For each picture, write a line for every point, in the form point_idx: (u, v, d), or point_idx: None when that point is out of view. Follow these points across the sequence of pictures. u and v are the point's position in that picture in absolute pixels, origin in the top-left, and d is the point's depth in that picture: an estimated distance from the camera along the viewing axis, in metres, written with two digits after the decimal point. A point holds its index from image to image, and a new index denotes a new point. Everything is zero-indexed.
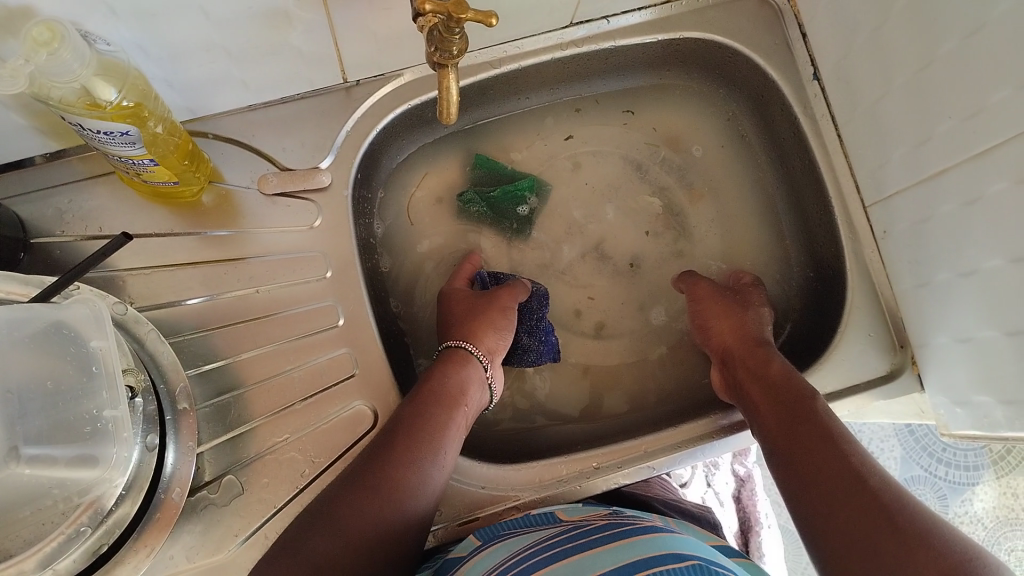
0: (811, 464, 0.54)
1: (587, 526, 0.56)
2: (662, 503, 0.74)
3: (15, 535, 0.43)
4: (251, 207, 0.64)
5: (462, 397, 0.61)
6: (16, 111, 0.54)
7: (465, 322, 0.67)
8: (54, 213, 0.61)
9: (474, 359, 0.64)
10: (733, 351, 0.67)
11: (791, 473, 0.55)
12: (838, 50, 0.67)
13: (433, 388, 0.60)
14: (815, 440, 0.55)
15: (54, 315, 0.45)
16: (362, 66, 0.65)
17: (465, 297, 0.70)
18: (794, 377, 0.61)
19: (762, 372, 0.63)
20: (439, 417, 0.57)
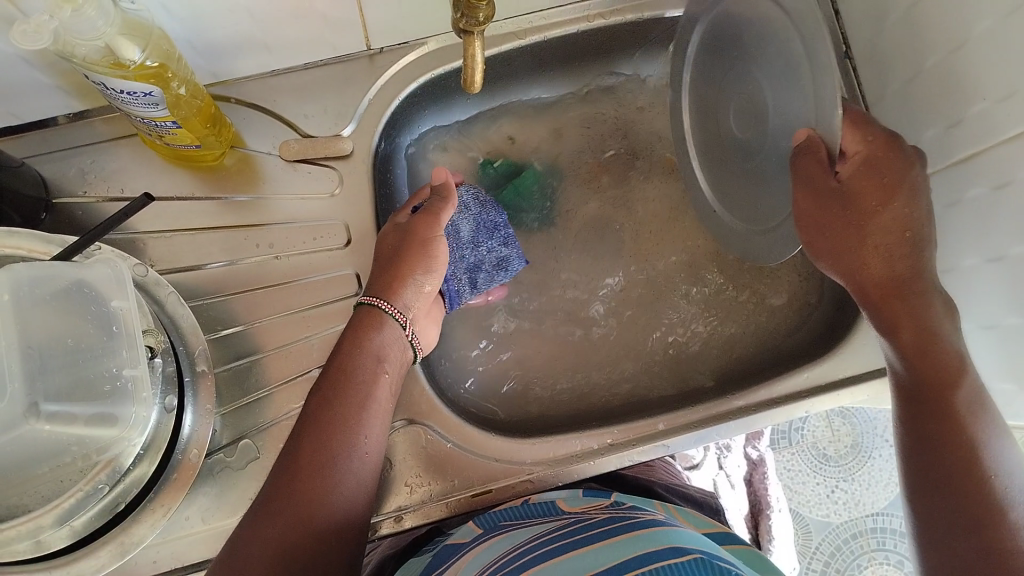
0: (927, 473, 0.51)
1: (586, 521, 0.56)
2: (665, 489, 0.74)
3: (33, 492, 0.44)
4: (273, 172, 0.64)
5: (381, 369, 0.56)
6: (41, 70, 0.54)
7: (385, 270, 0.59)
8: (77, 173, 0.61)
9: (390, 319, 0.58)
10: (869, 288, 0.54)
11: (915, 464, 0.52)
12: (872, 27, 0.65)
13: (341, 365, 0.55)
14: (940, 444, 0.50)
15: (75, 273, 0.45)
16: (387, 33, 0.64)
17: (392, 233, 0.62)
18: (940, 350, 0.52)
19: (894, 323, 0.53)
20: (348, 401, 0.53)
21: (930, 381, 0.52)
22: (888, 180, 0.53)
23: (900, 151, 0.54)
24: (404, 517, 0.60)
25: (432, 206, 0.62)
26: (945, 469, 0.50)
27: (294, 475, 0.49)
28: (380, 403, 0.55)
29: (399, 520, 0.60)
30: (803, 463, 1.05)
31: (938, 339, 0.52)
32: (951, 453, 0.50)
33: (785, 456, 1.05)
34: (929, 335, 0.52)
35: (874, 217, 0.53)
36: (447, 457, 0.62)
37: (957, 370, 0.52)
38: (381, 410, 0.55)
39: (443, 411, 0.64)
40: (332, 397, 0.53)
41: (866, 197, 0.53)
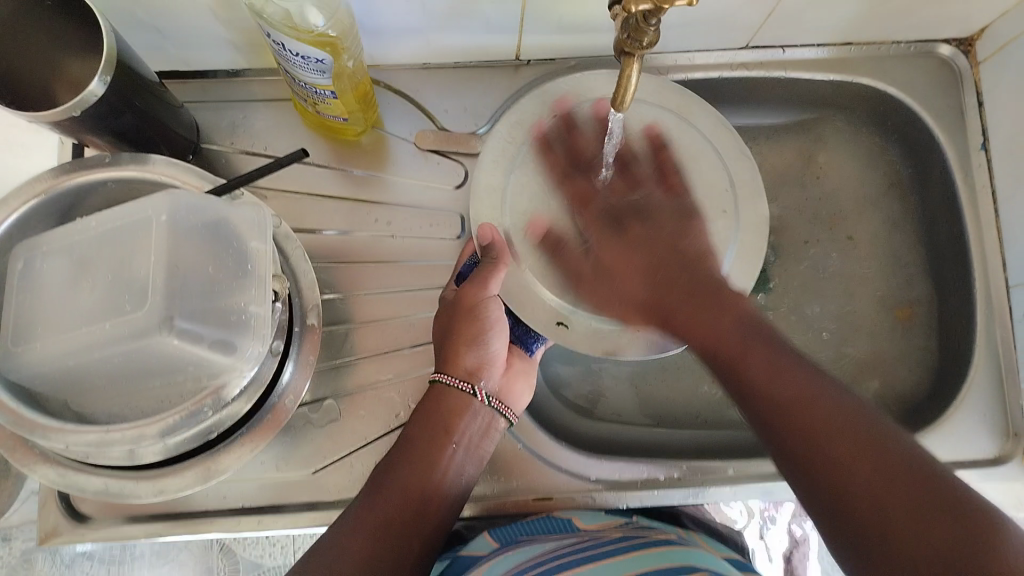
0: (791, 419, 0.44)
1: (601, 539, 0.56)
2: (690, 521, 0.71)
3: (132, 405, 0.48)
4: (402, 155, 0.67)
5: (452, 437, 0.55)
6: (223, 23, 0.58)
7: (442, 343, 0.58)
8: (228, 124, 0.66)
9: (456, 390, 0.56)
10: (660, 301, 0.56)
11: (767, 405, 0.46)
12: (1017, 124, 0.65)
13: (414, 434, 0.55)
14: (779, 374, 0.47)
15: (223, 211, 0.49)
16: (537, 47, 0.67)
17: (442, 310, 0.59)
18: (751, 335, 0.50)
19: (690, 313, 0.53)
20: (418, 465, 0.53)
21: (750, 367, 0.48)
22: (685, 251, 0.58)
23: (612, 222, 0.60)
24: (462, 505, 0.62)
25: (476, 271, 0.58)
26: (790, 437, 0.44)
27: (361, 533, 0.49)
28: (448, 474, 0.54)
29: None
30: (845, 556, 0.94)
31: (724, 319, 0.52)
32: (779, 399, 0.46)
33: (828, 545, 0.93)
34: (697, 285, 0.55)
35: (608, 271, 0.59)
36: (514, 458, 0.63)
37: (799, 388, 0.45)
38: (449, 476, 0.55)
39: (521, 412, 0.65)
40: (416, 455, 0.54)
41: (607, 266, 0.59)
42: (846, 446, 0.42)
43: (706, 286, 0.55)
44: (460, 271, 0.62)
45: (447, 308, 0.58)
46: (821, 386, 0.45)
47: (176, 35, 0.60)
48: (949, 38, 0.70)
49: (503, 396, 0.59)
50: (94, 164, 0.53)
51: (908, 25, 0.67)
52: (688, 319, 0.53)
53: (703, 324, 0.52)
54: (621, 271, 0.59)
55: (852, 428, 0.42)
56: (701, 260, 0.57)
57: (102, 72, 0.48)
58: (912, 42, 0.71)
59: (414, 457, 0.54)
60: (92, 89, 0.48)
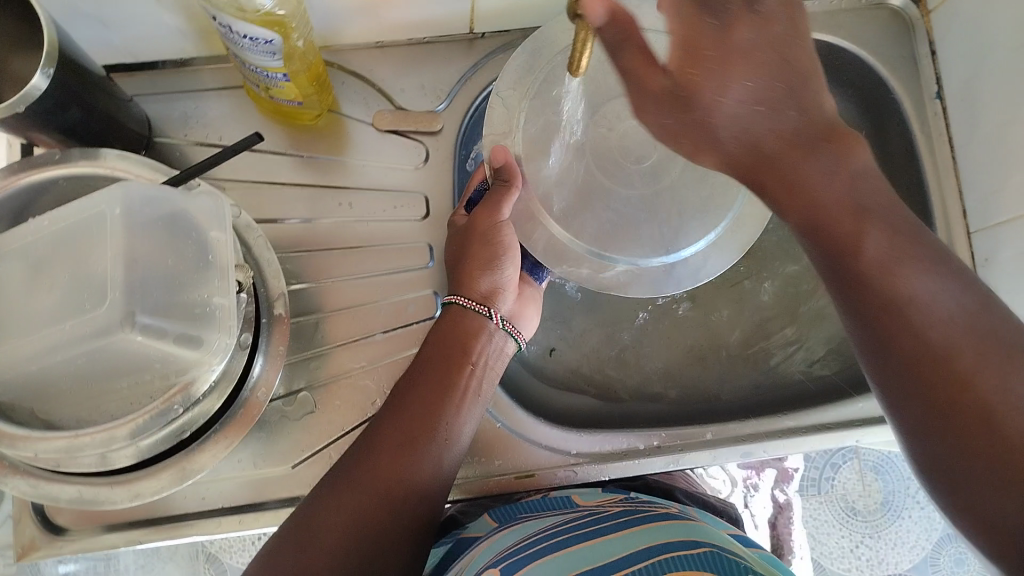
0: (918, 355, 0.44)
1: (605, 513, 0.56)
2: (685, 495, 0.69)
3: (101, 408, 0.47)
4: (362, 139, 0.66)
5: (471, 358, 0.55)
6: (166, 11, 0.57)
7: (455, 265, 0.58)
8: (179, 116, 0.64)
9: (473, 313, 0.56)
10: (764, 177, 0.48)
11: (886, 345, 0.46)
12: (970, 70, 0.66)
13: (433, 354, 0.55)
14: (889, 306, 0.45)
15: (181, 203, 0.47)
16: (491, 18, 0.66)
17: (455, 235, 0.59)
18: (867, 221, 0.46)
19: (811, 203, 0.47)
20: (432, 386, 0.53)
21: (862, 279, 0.46)
22: (803, 138, 0.46)
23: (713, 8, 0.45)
24: None
25: (490, 197, 0.57)
26: (900, 347, 0.45)
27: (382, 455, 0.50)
28: (471, 393, 0.55)
29: None
30: (830, 515, 0.92)
31: (833, 209, 0.46)
32: (894, 319, 0.45)
33: (812, 504, 0.93)
34: (815, 205, 0.47)
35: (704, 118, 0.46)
36: (495, 437, 0.63)
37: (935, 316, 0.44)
38: (472, 398, 0.55)
39: (497, 390, 0.64)
40: (428, 379, 0.54)
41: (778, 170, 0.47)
42: (991, 369, 0.42)
43: (847, 198, 0.47)
44: (469, 197, 0.61)
45: (461, 235, 0.58)
46: (931, 317, 0.44)
47: (120, 24, 0.58)
48: None
49: (516, 320, 0.60)
50: (45, 163, 0.51)
51: None
52: (821, 213, 0.47)
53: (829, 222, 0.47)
54: (721, 88, 0.45)
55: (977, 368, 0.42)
56: (862, 175, 0.47)
57: (44, 65, 0.47)
58: None
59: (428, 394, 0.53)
60: (35, 82, 0.46)
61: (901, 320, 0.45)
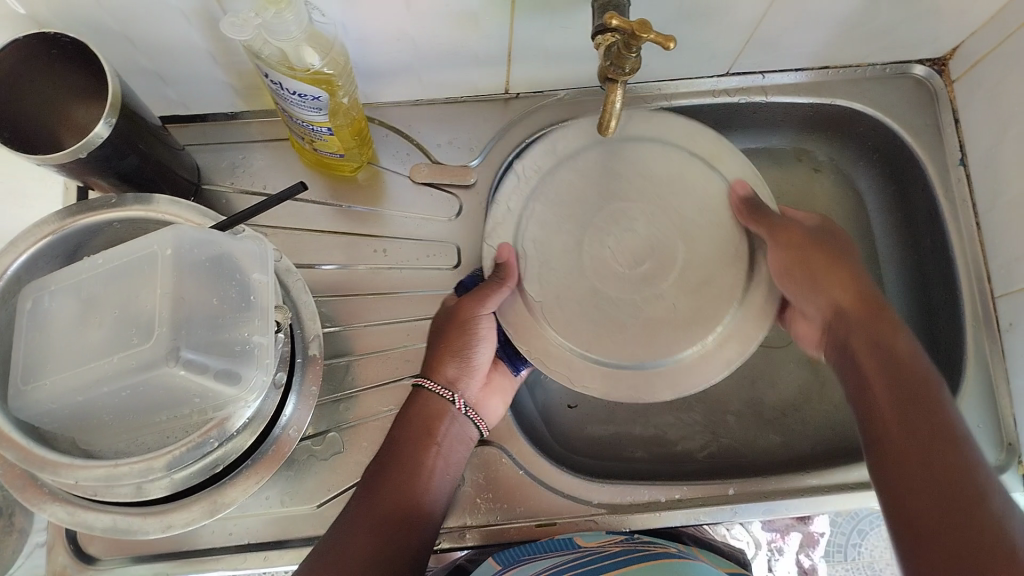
0: (898, 439, 0.50)
1: (602, 554, 0.57)
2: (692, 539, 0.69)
3: (140, 440, 0.50)
4: (398, 190, 0.68)
5: (437, 439, 0.58)
6: (221, 67, 0.60)
7: (432, 347, 0.60)
8: (228, 165, 0.67)
9: (442, 396, 0.59)
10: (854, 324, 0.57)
11: (875, 426, 0.52)
12: (992, 139, 0.67)
13: (400, 434, 0.57)
14: (900, 400, 0.51)
15: (227, 244, 0.50)
16: (526, 80, 0.69)
17: (440, 318, 0.61)
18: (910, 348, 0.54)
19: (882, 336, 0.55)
20: (406, 465, 0.55)
21: (889, 377, 0.53)
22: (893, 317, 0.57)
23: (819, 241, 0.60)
24: (466, 534, 0.62)
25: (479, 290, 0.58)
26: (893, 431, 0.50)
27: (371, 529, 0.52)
28: (437, 475, 0.57)
29: (462, 536, 0.62)
30: None
31: (890, 334, 0.55)
32: (897, 411, 0.51)
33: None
34: (877, 328, 0.56)
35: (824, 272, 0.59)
36: (516, 484, 0.64)
37: (922, 378, 0.52)
38: (437, 476, 0.57)
39: (519, 438, 0.65)
40: (400, 457, 0.56)
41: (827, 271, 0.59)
42: (980, 488, 0.45)
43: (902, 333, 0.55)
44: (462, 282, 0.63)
45: (443, 323, 0.60)
46: (952, 422, 0.49)
47: (178, 80, 0.62)
48: (923, 59, 0.73)
49: (478, 407, 0.62)
50: (100, 206, 0.54)
51: (881, 48, 0.70)
52: (894, 347, 0.54)
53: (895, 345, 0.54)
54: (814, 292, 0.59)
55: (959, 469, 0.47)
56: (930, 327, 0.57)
57: (107, 113, 0.50)
58: (887, 64, 0.73)
59: (405, 461, 0.56)
60: (97, 131, 0.50)
61: (903, 407, 0.51)
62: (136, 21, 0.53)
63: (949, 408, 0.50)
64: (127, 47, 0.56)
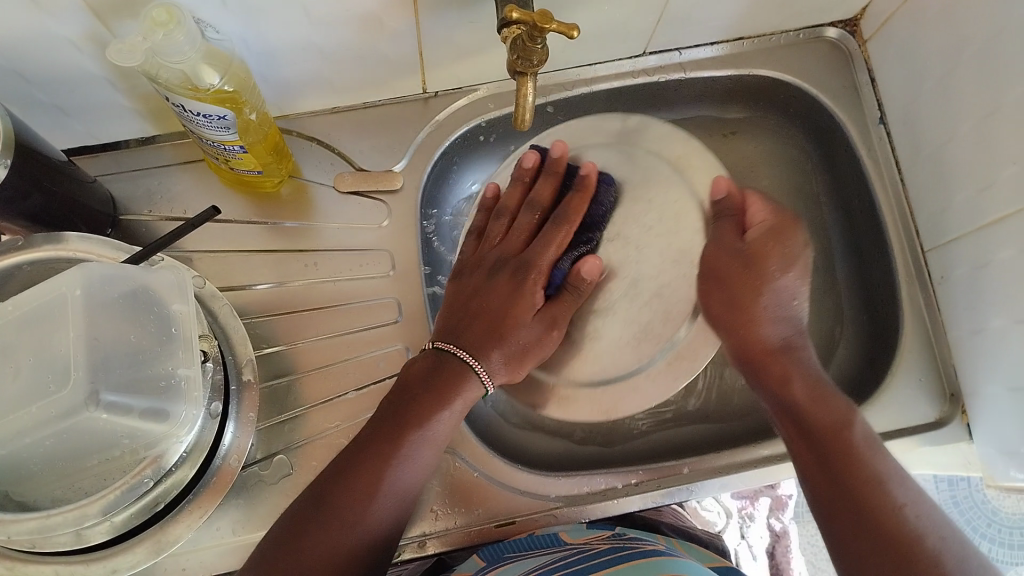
0: (845, 507, 0.49)
1: (588, 552, 0.57)
2: (669, 527, 0.70)
3: (76, 486, 0.47)
4: (325, 201, 0.67)
5: (441, 412, 0.55)
6: (124, 93, 0.58)
7: (501, 313, 0.59)
8: (145, 193, 0.65)
9: (471, 376, 0.57)
10: (761, 367, 0.58)
11: (821, 487, 0.51)
12: (908, 95, 0.68)
13: (384, 421, 0.54)
14: (842, 466, 0.50)
15: (141, 279, 0.49)
16: (443, 79, 0.68)
17: (503, 275, 0.61)
18: (841, 409, 0.54)
19: (807, 390, 0.55)
20: (375, 459, 0.52)
21: (829, 440, 0.52)
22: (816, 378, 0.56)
23: (752, 261, 0.59)
24: (427, 542, 0.61)
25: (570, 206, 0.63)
26: (838, 498, 0.49)
27: (297, 553, 0.48)
28: (421, 457, 0.54)
29: (422, 545, 0.61)
30: None
31: (818, 394, 0.55)
32: (847, 478, 0.50)
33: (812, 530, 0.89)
34: (815, 389, 0.55)
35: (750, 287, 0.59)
36: (473, 486, 0.63)
37: (837, 422, 0.53)
38: (424, 460, 0.54)
39: (473, 440, 0.65)
40: (377, 446, 0.52)
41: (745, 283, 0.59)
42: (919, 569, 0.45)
43: (822, 388, 0.55)
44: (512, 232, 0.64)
45: (511, 263, 0.62)
46: (886, 490, 0.49)
47: (81, 110, 0.59)
48: (835, 21, 0.73)
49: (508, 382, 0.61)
50: (8, 249, 0.52)
51: (794, 14, 0.70)
52: (829, 406, 0.54)
53: (820, 405, 0.54)
54: (776, 298, 0.59)
55: (905, 545, 0.46)
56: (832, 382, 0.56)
57: (0, 155, 0.48)
58: (800, 30, 0.74)
59: (372, 459, 0.52)
60: None
61: (845, 471, 0.50)
62: (26, 54, 0.51)
63: (887, 478, 0.50)
64: (19, 81, 0.54)
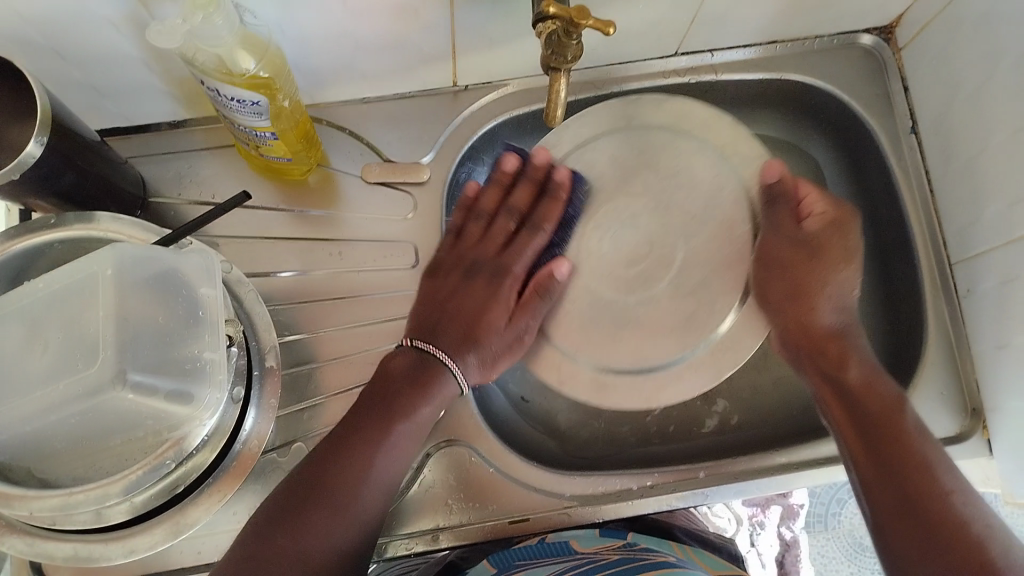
0: (881, 473, 0.52)
1: (599, 562, 0.57)
2: (685, 533, 0.69)
3: (98, 464, 0.47)
4: (350, 191, 0.67)
5: (426, 395, 0.57)
6: (158, 75, 0.59)
7: (453, 321, 0.61)
8: (173, 176, 0.66)
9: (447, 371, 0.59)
10: (805, 350, 0.60)
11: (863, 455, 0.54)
12: (942, 106, 0.67)
13: (387, 378, 0.58)
14: (885, 441, 0.53)
15: (172, 261, 0.49)
16: (474, 72, 0.68)
17: (459, 258, 0.64)
18: (882, 389, 0.56)
19: (855, 371, 0.58)
20: (386, 416, 0.55)
21: (876, 416, 0.54)
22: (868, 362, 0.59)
23: (815, 253, 0.60)
24: (440, 536, 0.61)
25: (540, 213, 0.63)
26: (887, 464, 0.52)
27: (314, 488, 0.52)
28: (417, 426, 0.57)
29: (435, 539, 0.61)
30: (839, 552, 0.91)
31: (869, 377, 0.57)
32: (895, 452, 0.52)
33: (819, 541, 0.91)
34: (864, 372, 0.58)
35: (802, 279, 0.60)
36: (488, 482, 0.63)
37: (886, 402, 0.55)
38: (416, 428, 0.57)
39: (489, 436, 0.65)
40: (376, 405, 0.56)
41: (805, 274, 0.60)
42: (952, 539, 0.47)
43: (865, 367, 0.58)
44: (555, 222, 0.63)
45: (472, 254, 0.64)
46: (932, 459, 0.52)
47: (114, 91, 0.60)
48: (870, 29, 0.73)
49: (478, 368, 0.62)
50: (39, 228, 0.52)
51: (828, 19, 0.70)
52: (876, 387, 0.56)
53: (868, 387, 0.56)
54: (830, 291, 0.61)
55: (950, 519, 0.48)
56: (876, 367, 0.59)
57: (39, 132, 0.48)
58: (834, 35, 0.73)
59: (376, 415, 0.56)
60: (29, 150, 0.48)
61: (893, 443, 0.53)
62: (62, 33, 0.51)
63: (936, 456, 0.52)
64: (53, 60, 0.54)
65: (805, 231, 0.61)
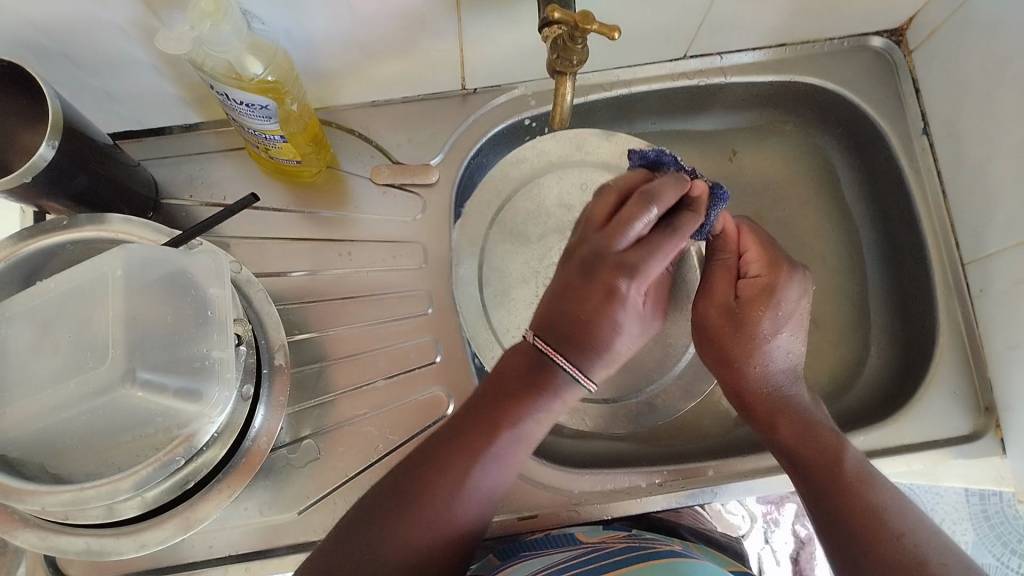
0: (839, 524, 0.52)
1: (604, 550, 0.57)
2: (690, 532, 0.69)
3: (110, 461, 0.48)
4: (360, 192, 0.68)
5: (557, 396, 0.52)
6: (171, 80, 0.60)
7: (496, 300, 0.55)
8: (186, 178, 0.67)
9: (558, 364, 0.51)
10: (753, 407, 0.60)
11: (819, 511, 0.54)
12: (953, 108, 0.67)
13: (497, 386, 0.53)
14: (837, 492, 0.53)
15: (181, 261, 0.50)
16: (482, 75, 0.68)
17: None
18: (831, 436, 0.57)
19: (799, 420, 0.58)
20: (482, 429, 0.51)
21: (822, 466, 0.55)
22: (810, 408, 0.59)
23: (733, 314, 0.59)
24: None
25: None
26: (840, 520, 0.52)
27: (401, 506, 0.50)
28: (536, 426, 0.52)
29: None
30: None
31: (811, 426, 0.57)
32: (844, 505, 0.52)
33: None
34: (806, 421, 0.58)
35: (740, 345, 0.59)
36: None
37: (830, 448, 0.56)
38: (533, 429, 0.52)
39: None
40: (477, 418, 0.52)
41: (733, 339, 0.59)
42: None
43: (805, 414, 0.58)
44: None
45: None
46: (881, 506, 0.52)
47: (127, 95, 0.61)
48: (881, 30, 0.72)
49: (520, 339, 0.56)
50: (52, 229, 0.54)
51: (837, 22, 0.69)
52: (819, 433, 0.57)
53: (810, 436, 0.57)
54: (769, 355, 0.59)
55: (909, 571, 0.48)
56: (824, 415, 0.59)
57: (49, 137, 0.49)
58: (845, 38, 0.73)
59: (474, 430, 0.52)
60: (41, 154, 0.49)
61: (842, 496, 0.53)
62: (76, 40, 0.53)
63: (885, 504, 0.52)
64: (68, 66, 0.56)
65: (741, 295, 0.60)
